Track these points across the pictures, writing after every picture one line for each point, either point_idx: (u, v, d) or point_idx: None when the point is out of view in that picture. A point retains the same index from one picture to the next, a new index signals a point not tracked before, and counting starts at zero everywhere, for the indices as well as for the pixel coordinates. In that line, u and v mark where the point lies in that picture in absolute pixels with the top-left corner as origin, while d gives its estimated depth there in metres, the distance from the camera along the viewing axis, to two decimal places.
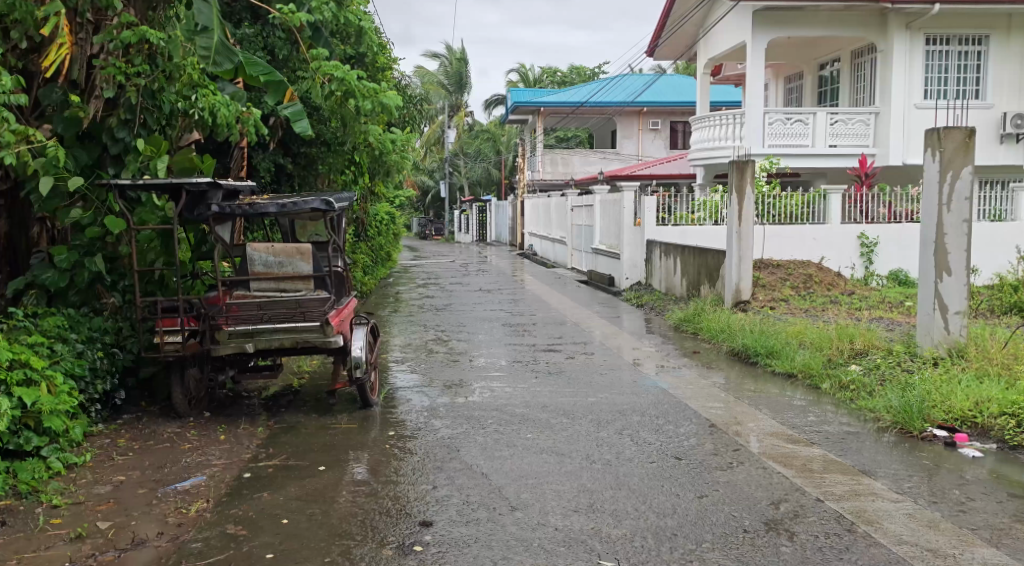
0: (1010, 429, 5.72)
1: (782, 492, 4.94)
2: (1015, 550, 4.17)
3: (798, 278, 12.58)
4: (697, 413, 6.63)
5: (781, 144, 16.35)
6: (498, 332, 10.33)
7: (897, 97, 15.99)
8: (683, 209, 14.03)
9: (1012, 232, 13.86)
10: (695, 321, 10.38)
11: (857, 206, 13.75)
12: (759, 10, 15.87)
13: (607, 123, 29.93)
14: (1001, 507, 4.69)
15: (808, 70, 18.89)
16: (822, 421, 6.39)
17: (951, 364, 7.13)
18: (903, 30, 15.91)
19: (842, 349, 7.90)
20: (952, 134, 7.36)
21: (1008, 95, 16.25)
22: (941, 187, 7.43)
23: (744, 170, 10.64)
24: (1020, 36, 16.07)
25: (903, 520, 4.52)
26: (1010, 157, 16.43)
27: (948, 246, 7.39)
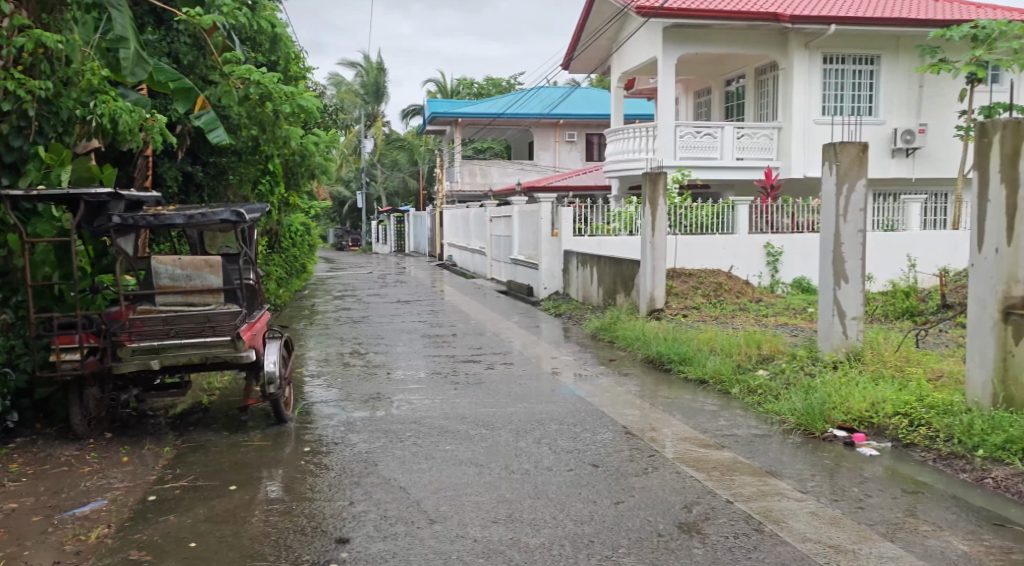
0: (903, 428, 6.03)
1: (695, 495, 5.09)
2: (909, 543, 4.40)
3: (709, 286, 12.96)
4: (613, 420, 6.76)
5: (692, 156, 16.77)
6: (417, 344, 10.30)
7: (798, 113, 16.69)
8: (598, 220, 14.28)
9: (905, 241, 14.61)
10: (611, 329, 10.58)
11: (764, 217, 14.24)
12: (668, 28, 16.24)
13: (524, 134, 30.24)
14: (895, 503, 4.95)
15: (715, 85, 19.49)
16: (731, 424, 6.61)
17: (849, 367, 7.49)
18: (803, 48, 16.62)
19: (750, 355, 8.21)
20: (847, 148, 7.72)
21: (899, 112, 17.19)
22: (837, 200, 7.81)
23: (657, 182, 10.91)
24: (908, 56, 17.04)
25: (806, 519, 4.72)
26: (901, 171, 17.33)
27: (845, 255, 7.77)
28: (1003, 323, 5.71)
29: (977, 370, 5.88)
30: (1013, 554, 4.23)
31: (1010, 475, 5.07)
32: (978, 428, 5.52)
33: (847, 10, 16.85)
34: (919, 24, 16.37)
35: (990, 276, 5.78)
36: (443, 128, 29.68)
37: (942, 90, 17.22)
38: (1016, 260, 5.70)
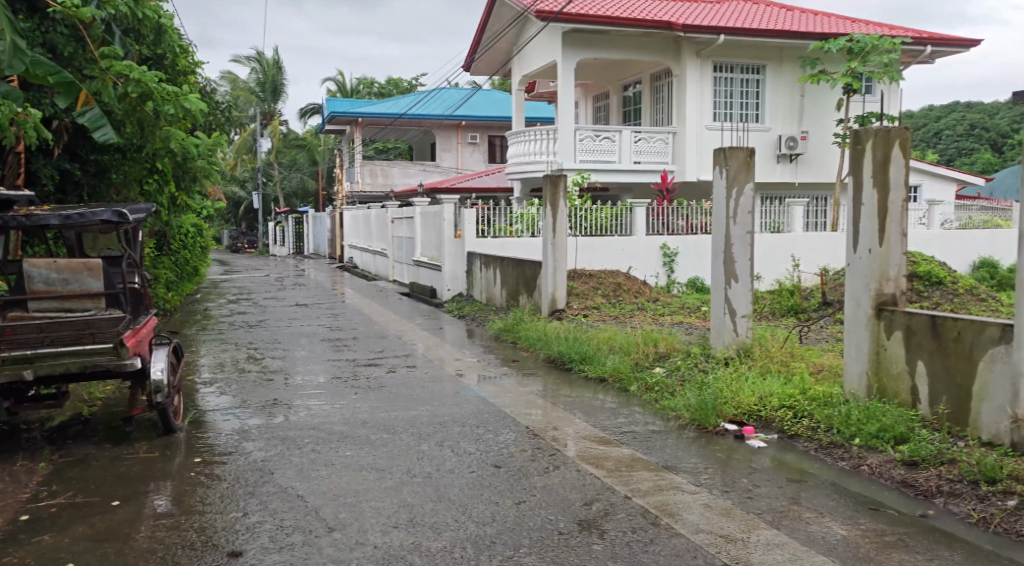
0: (788, 420, 6.29)
1: (594, 492, 5.18)
2: (793, 530, 4.61)
3: (608, 286, 13.23)
4: (515, 421, 6.82)
5: (591, 159, 17.05)
6: (316, 348, 10.14)
7: (691, 118, 17.22)
8: (502, 222, 14.40)
9: (788, 242, 15.31)
10: (514, 330, 10.65)
11: (660, 219, 14.65)
12: (567, 32, 16.48)
13: (426, 135, 30.11)
14: (781, 491, 5.17)
15: (613, 90, 19.89)
16: (630, 421, 6.76)
17: (739, 363, 7.78)
18: (695, 56, 17.16)
19: (648, 353, 8.43)
20: (735, 153, 8.04)
21: (784, 120, 18.00)
22: (727, 202, 8.11)
23: (557, 184, 11.06)
24: (791, 66, 17.86)
25: (699, 510, 4.88)
26: (786, 175, 18.14)
27: (734, 255, 8.07)
28: (876, 319, 6.05)
29: (855, 363, 6.23)
30: (886, 535, 4.49)
31: (884, 461, 5.38)
32: (855, 418, 5.83)
33: (734, 21, 17.50)
34: (801, 36, 17.17)
35: (864, 275, 6.11)
36: (343, 128, 29.14)
37: (822, 99, 18.15)
38: (888, 259, 6.04)
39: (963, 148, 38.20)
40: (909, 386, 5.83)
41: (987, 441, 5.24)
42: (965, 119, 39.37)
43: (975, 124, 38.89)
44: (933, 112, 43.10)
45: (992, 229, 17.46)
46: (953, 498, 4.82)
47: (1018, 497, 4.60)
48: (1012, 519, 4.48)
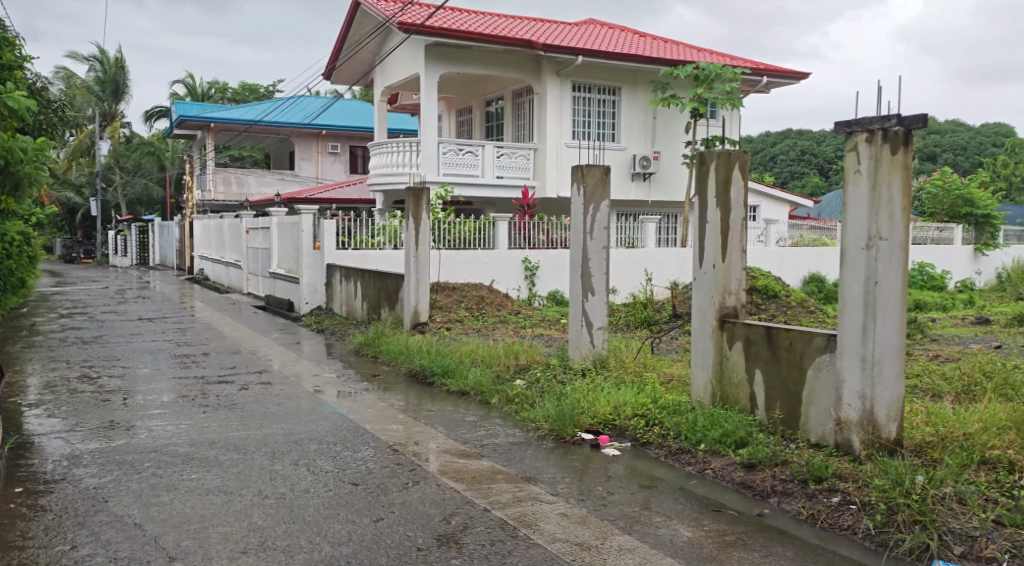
0: (641, 428, 6.50)
1: (454, 506, 5.15)
2: (644, 534, 4.75)
3: (471, 299, 13.32)
4: (375, 437, 6.69)
5: (453, 173, 17.04)
6: (161, 365, 9.61)
7: (552, 135, 17.58)
8: (363, 233, 14.20)
9: (642, 257, 15.90)
10: (375, 344, 10.50)
11: (522, 233, 14.88)
12: (430, 46, 16.48)
13: (285, 144, 29.32)
14: (633, 497, 5.33)
15: (475, 105, 20.04)
16: (490, 434, 6.79)
17: (595, 373, 7.99)
18: (554, 75, 17.57)
19: (508, 365, 8.53)
20: (592, 171, 8.29)
21: (638, 140, 18.73)
22: (585, 218, 8.33)
23: (420, 197, 11.01)
24: (644, 89, 18.65)
25: (556, 520, 4.95)
26: (640, 193, 18.86)
27: (591, 270, 8.29)
28: (720, 330, 6.37)
29: (700, 371, 6.53)
30: (727, 535, 4.70)
31: (725, 465, 5.65)
32: (700, 425, 6.09)
33: (591, 43, 18.08)
34: (652, 62, 17.98)
35: (708, 288, 6.42)
36: (193, 133, 27.85)
37: (672, 122, 19.03)
38: (729, 274, 6.37)
39: (795, 172, 41.08)
40: (748, 392, 6.17)
41: (815, 443, 5.60)
42: (796, 145, 42.33)
43: (805, 150, 41.86)
44: (769, 137, 46.08)
45: (821, 247, 18.78)
46: (785, 497, 5.11)
47: (840, 493, 4.92)
48: (836, 514, 4.78)
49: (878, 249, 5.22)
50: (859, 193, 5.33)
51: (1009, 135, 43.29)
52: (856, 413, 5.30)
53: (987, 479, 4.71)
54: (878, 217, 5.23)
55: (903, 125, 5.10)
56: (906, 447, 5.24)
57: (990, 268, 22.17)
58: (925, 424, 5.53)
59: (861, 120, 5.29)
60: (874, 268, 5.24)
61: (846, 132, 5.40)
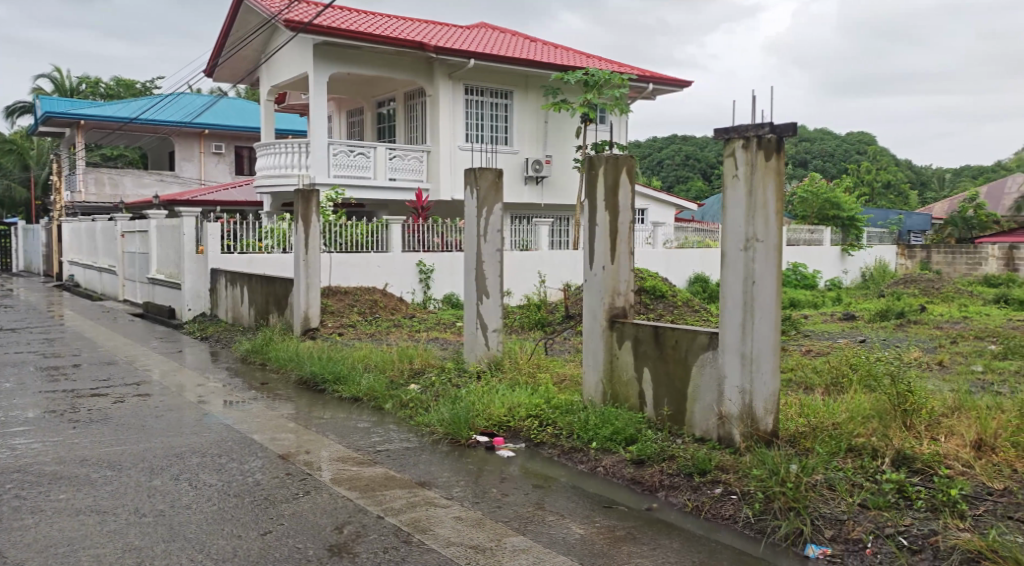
0: (535, 429, 6.55)
1: (346, 515, 5.05)
2: (537, 534, 4.79)
3: (364, 304, 13.13)
4: (263, 447, 6.50)
5: (344, 174, 16.70)
6: (27, 379, 9.03)
7: (444, 137, 17.54)
8: (250, 237, 13.69)
9: (535, 259, 16.07)
10: (263, 351, 10.19)
11: (415, 236, 14.77)
12: (318, 45, 16.16)
13: (164, 143, 28.14)
14: (527, 498, 5.36)
15: (367, 106, 19.78)
16: (384, 439, 6.70)
17: (490, 376, 8.01)
18: (446, 78, 17.55)
19: (403, 370, 8.44)
20: (485, 174, 8.32)
21: (530, 144, 18.93)
22: (478, 220, 8.33)
23: (309, 200, 10.76)
24: (535, 94, 18.88)
25: (450, 523, 4.93)
26: (532, 196, 19.04)
27: (485, 273, 8.31)
28: (610, 330, 6.50)
29: (591, 371, 6.65)
30: (617, 530, 4.79)
31: (616, 462, 5.75)
32: (592, 423, 6.20)
33: (483, 47, 18.16)
34: (544, 66, 18.22)
35: (598, 290, 6.54)
36: (62, 130, 26.35)
37: (563, 126, 19.32)
38: (618, 275, 6.51)
39: (680, 176, 42.39)
40: (636, 390, 6.31)
41: (699, 437, 5.79)
42: (680, 151, 43.75)
43: (689, 155, 43.34)
44: (655, 142, 47.44)
45: (705, 249, 19.46)
46: (672, 491, 5.26)
47: (722, 484, 5.10)
48: (718, 504, 4.95)
49: (755, 250, 5.45)
50: (737, 197, 5.55)
51: (871, 144, 46.13)
52: (736, 408, 5.51)
53: (853, 465, 5.00)
54: (754, 220, 5.45)
55: (775, 132, 5.33)
56: (782, 438, 5.48)
57: (856, 268, 23.52)
58: (798, 416, 5.81)
59: (738, 127, 5.51)
60: (751, 268, 5.46)
61: (724, 139, 5.60)
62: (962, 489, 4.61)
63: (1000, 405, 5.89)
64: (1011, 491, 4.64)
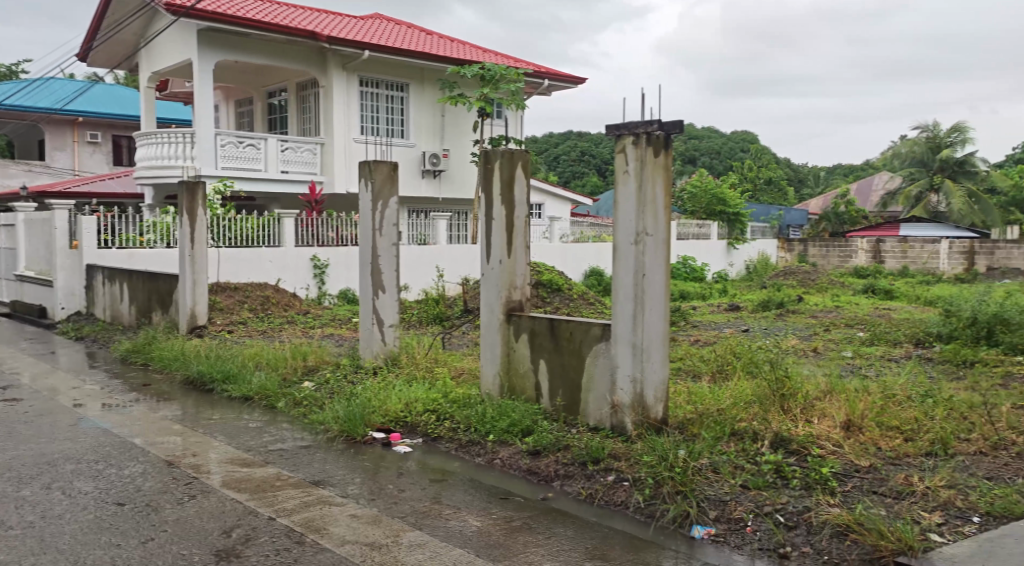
0: (432, 423, 6.54)
1: (235, 518, 4.91)
2: (434, 528, 4.79)
3: (255, 300, 12.81)
4: (145, 451, 6.24)
5: (233, 166, 16.17)
6: None
7: (339, 130, 17.23)
8: (130, 230, 13.02)
9: (433, 254, 16.00)
10: (145, 351, 9.76)
11: (310, 230, 14.46)
12: (205, 32, 15.59)
13: (33, 131, 26.53)
14: (424, 493, 5.35)
15: (256, 96, 19.22)
16: (276, 439, 6.54)
17: (386, 371, 7.95)
18: (340, 69, 17.26)
19: (296, 367, 8.25)
20: (380, 167, 8.21)
21: (426, 137, 18.82)
22: (373, 215, 8.24)
23: (195, 193, 10.36)
24: (431, 87, 18.80)
25: (346, 522, 4.87)
26: (430, 190, 18.94)
27: (381, 267, 8.23)
28: (506, 323, 6.55)
29: (488, 365, 6.68)
30: (513, 521, 4.85)
31: (512, 453, 5.81)
32: (489, 416, 6.24)
33: (378, 38, 17.94)
34: (440, 60, 18.16)
35: (495, 284, 6.57)
36: None
37: (460, 120, 19.31)
38: (514, 269, 6.57)
39: (576, 172, 42.97)
40: (533, 382, 6.40)
41: (593, 426, 5.92)
42: (576, 147, 44.45)
43: (584, 151, 44.10)
44: (551, 138, 47.98)
45: (600, 243, 19.87)
46: (567, 480, 5.36)
47: (615, 472, 5.23)
48: (611, 491, 5.07)
49: (645, 244, 5.60)
50: (628, 192, 5.68)
51: (754, 142, 48.02)
52: (627, 397, 5.66)
53: (736, 448, 5.22)
54: (644, 215, 5.60)
55: (664, 130, 5.51)
56: (671, 425, 5.67)
57: (740, 260, 24.50)
58: (686, 403, 6.02)
59: (628, 124, 5.64)
60: (641, 262, 5.61)
61: (615, 135, 5.73)
62: (833, 467, 4.90)
63: (867, 388, 6.29)
64: (875, 467, 4.98)
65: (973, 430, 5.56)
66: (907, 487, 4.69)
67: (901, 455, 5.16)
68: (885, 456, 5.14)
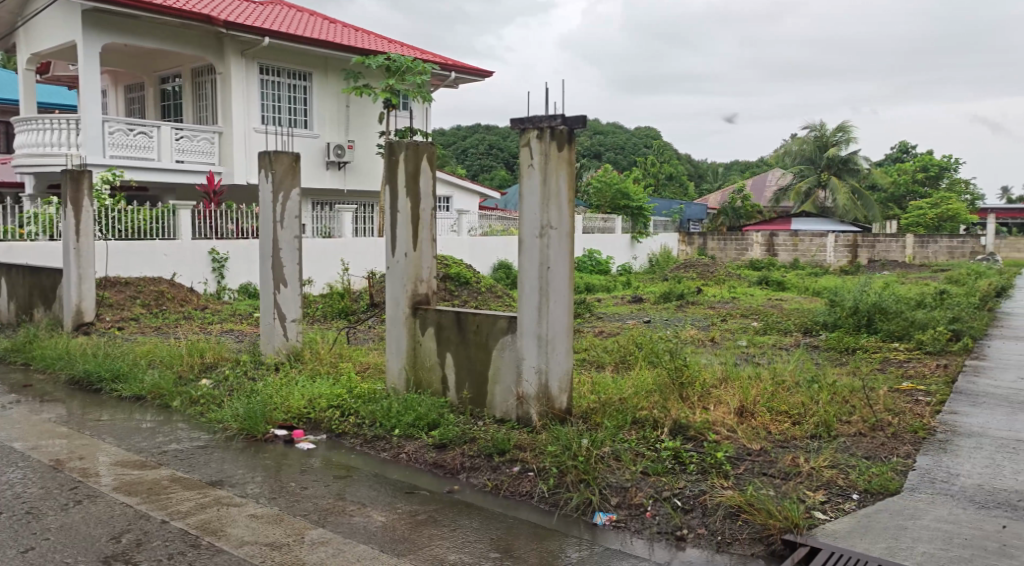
0: (336, 419, 6.43)
1: (125, 523, 4.71)
2: (338, 525, 4.71)
3: (148, 295, 12.35)
4: (26, 455, 5.91)
5: (123, 155, 15.46)
6: None
7: (237, 119, 16.72)
8: (8, 222, 12.31)
9: (338, 247, 15.72)
10: (26, 349, 9.24)
11: (207, 222, 13.98)
12: (91, 14, 14.84)
13: None
14: (327, 490, 5.26)
15: (148, 82, 18.43)
16: (171, 439, 6.30)
17: (289, 367, 7.77)
18: (239, 56, 16.74)
19: (192, 364, 7.97)
20: (281, 157, 8.00)
21: (330, 128, 18.46)
22: (274, 206, 8.02)
23: (80, 183, 9.83)
24: (334, 77, 18.44)
25: (245, 522, 4.73)
26: (334, 181, 18.59)
27: (283, 260, 8.02)
28: (412, 317, 6.49)
29: (394, 359, 6.61)
30: (418, 514, 4.81)
31: (418, 447, 5.78)
32: (394, 410, 6.17)
33: (279, 25, 17.47)
34: (343, 49, 17.83)
35: (400, 277, 6.49)
36: None
37: (365, 111, 19.03)
38: (420, 262, 6.51)
39: (484, 165, 43.06)
40: (439, 375, 6.37)
41: (499, 418, 5.94)
42: (484, 140, 44.53)
43: (492, 144, 44.25)
44: (459, 131, 47.88)
45: (508, 236, 19.95)
46: (473, 472, 5.36)
47: (520, 463, 5.26)
48: (516, 482, 5.10)
49: (549, 237, 5.64)
50: (532, 185, 5.71)
51: (656, 138, 49.14)
52: (532, 388, 5.71)
53: (637, 437, 5.34)
54: (548, 208, 5.64)
55: (567, 124, 5.56)
56: (575, 415, 5.75)
57: (643, 254, 25.08)
58: (589, 393, 6.12)
59: (532, 118, 5.66)
60: (545, 254, 5.65)
61: (520, 129, 5.75)
62: (726, 451, 5.08)
63: (759, 375, 6.55)
64: (765, 450, 5.18)
65: (854, 412, 5.85)
66: (794, 468, 4.90)
67: (789, 438, 5.39)
68: (775, 439, 5.36)
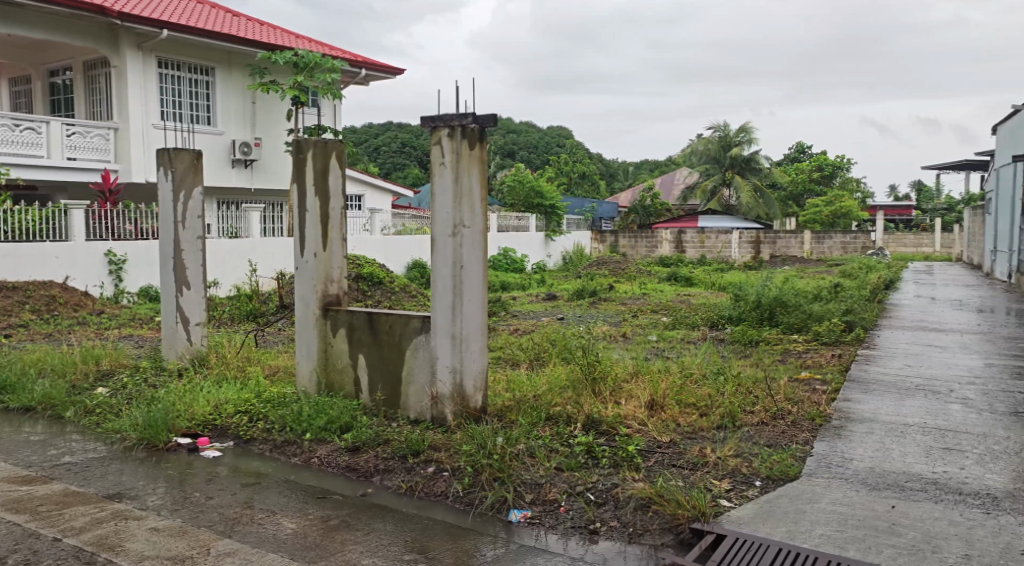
0: (243, 425, 6.22)
1: (11, 543, 4.43)
2: (245, 534, 4.55)
3: (39, 300, 11.72)
4: None
5: (9, 152, 14.63)
6: None
7: (135, 115, 16.05)
8: None
9: (245, 248, 15.28)
10: None
11: (103, 222, 13.39)
12: None
13: None
14: (234, 498, 5.08)
15: (36, 75, 17.50)
16: (64, 452, 5.97)
17: (193, 372, 7.48)
18: (135, 49, 16.06)
19: (87, 373, 7.59)
20: (181, 155, 7.71)
21: (235, 125, 17.92)
22: (175, 206, 7.71)
23: None
24: (238, 73, 17.91)
25: (145, 536, 4.52)
26: (240, 180, 18.07)
27: (185, 261, 7.72)
28: (323, 319, 6.34)
29: (305, 362, 6.45)
30: (330, 520, 4.70)
31: (330, 451, 5.64)
32: (305, 414, 6.00)
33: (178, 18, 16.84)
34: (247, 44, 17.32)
35: (309, 278, 6.33)
36: None
37: (272, 108, 18.57)
38: (330, 262, 6.36)
39: (396, 164, 42.69)
40: (351, 377, 6.24)
41: (414, 419, 5.87)
42: (396, 138, 44.13)
43: (405, 143, 43.92)
44: (371, 129, 47.30)
45: (421, 236, 19.81)
46: (387, 474, 5.26)
47: (435, 463, 5.20)
48: (431, 482, 5.04)
49: (461, 236, 5.59)
50: (443, 184, 5.64)
51: (567, 137, 49.65)
52: (446, 388, 5.65)
53: (551, 433, 5.36)
54: (460, 207, 5.59)
55: (478, 123, 5.53)
56: (489, 413, 5.74)
57: (556, 252, 25.31)
58: (504, 391, 6.12)
59: (443, 115, 5.61)
60: (458, 253, 5.60)
61: (430, 127, 5.68)
62: (637, 445, 5.15)
63: (669, 368, 6.68)
64: (675, 442, 5.27)
65: (757, 402, 6.03)
66: (701, 458, 5.00)
67: (697, 429, 5.50)
68: (683, 431, 5.46)
